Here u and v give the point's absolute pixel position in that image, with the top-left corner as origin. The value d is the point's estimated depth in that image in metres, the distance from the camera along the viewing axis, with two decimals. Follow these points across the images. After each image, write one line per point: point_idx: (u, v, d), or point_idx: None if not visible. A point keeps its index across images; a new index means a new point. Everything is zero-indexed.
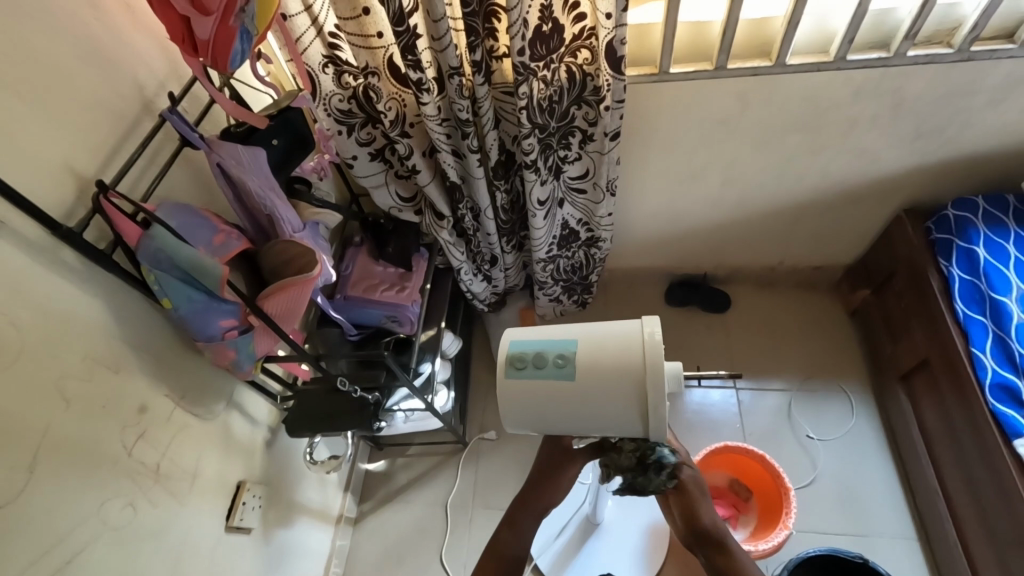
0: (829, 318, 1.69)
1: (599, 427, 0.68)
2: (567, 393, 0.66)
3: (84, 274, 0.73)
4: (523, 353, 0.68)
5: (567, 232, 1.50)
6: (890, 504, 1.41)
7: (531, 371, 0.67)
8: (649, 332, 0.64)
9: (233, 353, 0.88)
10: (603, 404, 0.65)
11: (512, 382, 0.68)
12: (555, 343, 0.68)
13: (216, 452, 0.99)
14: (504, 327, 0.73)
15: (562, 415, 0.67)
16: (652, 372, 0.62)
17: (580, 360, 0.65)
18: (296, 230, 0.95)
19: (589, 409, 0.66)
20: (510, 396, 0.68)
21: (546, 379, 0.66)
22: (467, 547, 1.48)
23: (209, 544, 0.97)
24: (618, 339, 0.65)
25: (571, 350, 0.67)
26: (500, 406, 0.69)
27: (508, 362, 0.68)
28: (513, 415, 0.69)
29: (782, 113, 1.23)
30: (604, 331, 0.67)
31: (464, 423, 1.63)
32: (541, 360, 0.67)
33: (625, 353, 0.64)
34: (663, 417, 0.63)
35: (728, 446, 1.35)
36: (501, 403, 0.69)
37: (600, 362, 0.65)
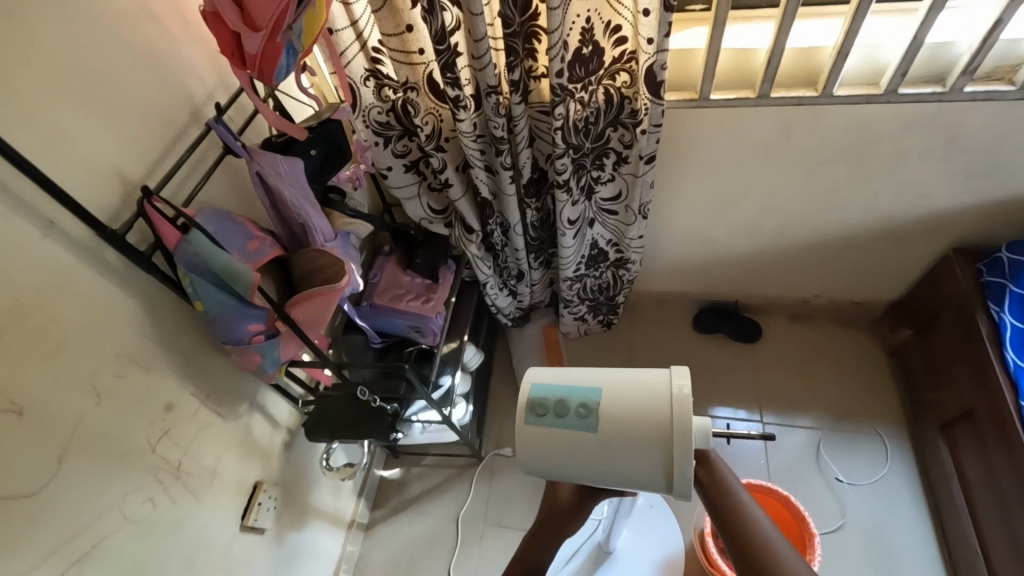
0: (866, 356, 1.62)
1: (620, 481, 0.66)
2: (588, 444, 0.64)
3: (125, 274, 0.76)
4: (544, 400, 0.67)
5: (597, 252, 1.48)
6: (923, 559, 1.33)
7: (551, 420, 0.66)
8: (677, 385, 0.63)
9: (258, 357, 0.90)
10: (625, 458, 0.63)
11: (532, 429, 0.67)
12: (577, 391, 0.66)
13: (236, 452, 1.01)
14: (527, 369, 0.73)
15: (582, 465, 0.66)
16: (678, 428, 0.61)
17: (603, 411, 0.64)
18: (327, 239, 0.97)
19: (610, 462, 0.64)
20: (529, 443, 0.67)
21: (567, 429, 0.65)
22: (476, 564, 1.46)
23: (223, 542, 0.99)
24: (644, 392, 0.64)
25: (594, 399, 0.65)
26: (518, 452, 0.68)
27: (528, 408, 0.67)
28: (530, 461, 0.68)
29: (826, 144, 1.19)
30: (629, 379, 0.65)
31: (480, 437, 1.63)
32: (563, 409, 0.65)
33: (651, 406, 0.63)
34: (688, 477, 0.61)
35: (752, 484, 1.31)
36: (519, 448, 0.68)
37: (624, 415, 0.63)
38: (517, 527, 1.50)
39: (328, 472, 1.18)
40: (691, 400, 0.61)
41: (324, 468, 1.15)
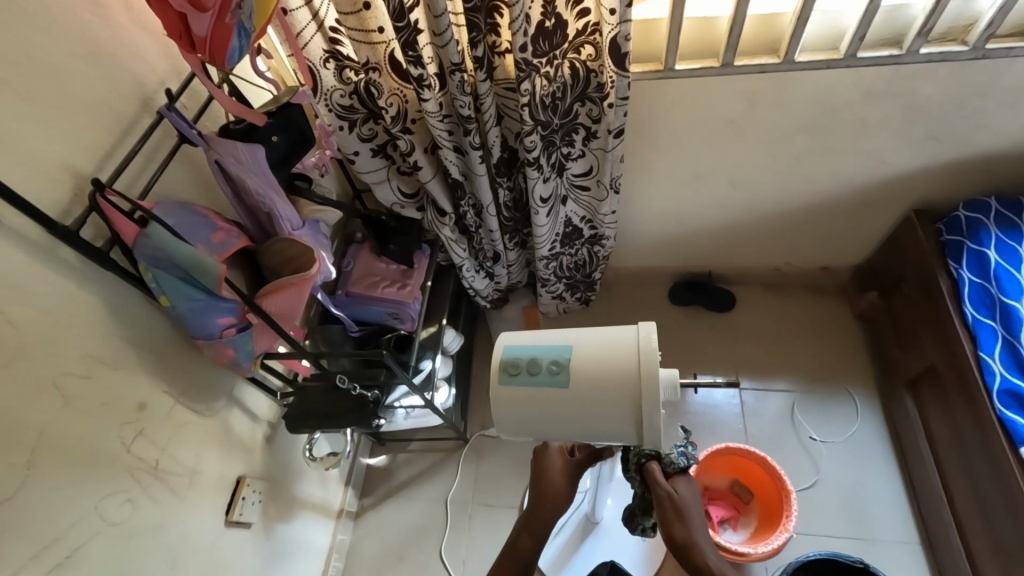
0: (834, 320, 1.67)
1: (593, 433, 0.67)
2: (560, 401, 0.65)
3: (83, 272, 0.73)
4: (516, 359, 0.67)
5: (571, 229, 1.48)
6: (893, 507, 1.40)
7: (523, 378, 0.66)
8: (644, 337, 0.63)
9: (232, 351, 0.88)
10: (595, 410, 0.64)
11: (505, 388, 0.67)
12: (548, 349, 0.67)
13: (216, 448, 0.99)
14: (499, 332, 0.73)
15: (556, 422, 0.67)
16: (646, 378, 0.62)
17: (574, 366, 0.65)
18: (294, 227, 0.94)
19: (582, 415, 0.65)
20: (502, 402, 0.68)
21: (539, 385, 0.66)
22: (467, 544, 1.48)
23: (209, 539, 0.98)
24: (613, 346, 0.65)
25: (565, 355, 0.66)
26: (493, 413, 0.69)
27: (501, 367, 0.68)
28: (506, 422, 0.69)
29: (791, 112, 1.21)
30: (598, 336, 0.66)
31: (465, 420, 1.64)
32: (535, 366, 0.66)
33: (621, 360, 0.63)
34: (657, 425, 0.62)
35: (729, 447, 1.34)
36: (495, 409, 0.68)
37: (594, 370, 0.64)
38: (506, 505, 1.52)
39: (312, 462, 1.16)
40: (658, 349, 0.62)
41: (308, 459, 1.14)
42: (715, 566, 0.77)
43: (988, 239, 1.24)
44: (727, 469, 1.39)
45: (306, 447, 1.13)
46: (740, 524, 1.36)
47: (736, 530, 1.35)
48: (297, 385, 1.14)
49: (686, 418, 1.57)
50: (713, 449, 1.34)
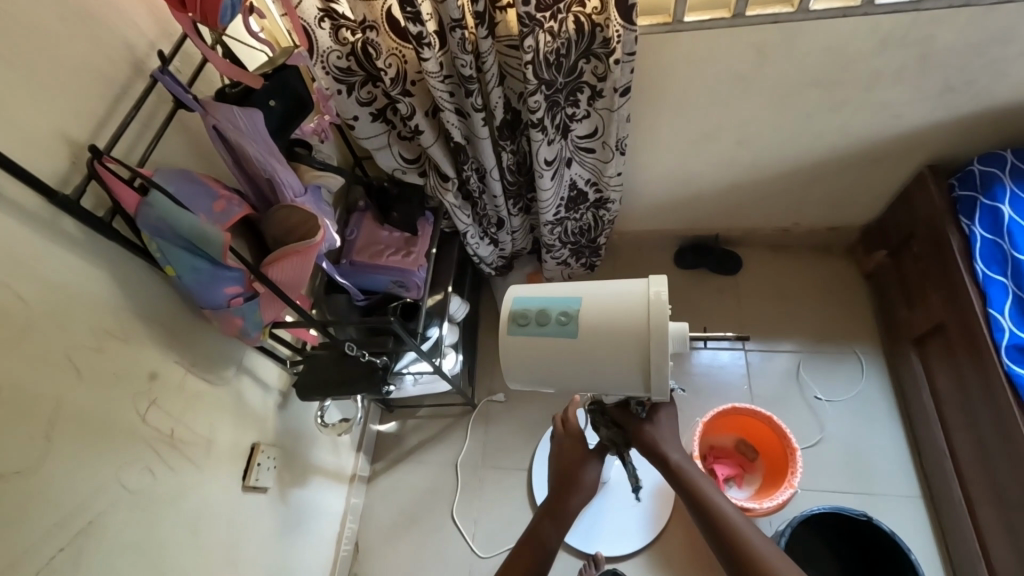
0: (841, 280, 1.67)
1: (601, 385, 0.67)
2: (568, 351, 0.65)
3: (87, 244, 0.72)
4: (525, 310, 0.67)
5: (576, 193, 1.46)
6: (897, 463, 1.42)
7: (531, 328, 0.66)
8: (655, 289, 0.62)
9: (240, 321, 0.89)
10: (603, 362, 0.64)
11: (513, 338, 0.67)
12: (558, 301, 0.66)
13: (229, 417, 1.00)
14: (509, 284, 0.72)
15: (561, 371, 0.67)
16: (655, 331, 0.61)
17: (583, 318, 0.64)
18: (297, 194, 0.93)
19: (590, 367, 0.65)
20: (508, 357, 0.69)
21: (547, 336, 0.66)
22: (478, 505, 1.52)
23: (226, 504, 1.00)
24: (622, 298, 0.64)
25: (575, 306, 0.65)
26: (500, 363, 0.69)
27: (510, 318, 0.68)
28: (512, 368, 0.69)
29: (802, 65, 1.17)
30: (608, 290, 0.65)
31: (472, 385, 1.66)
32: (544, 317, 0.66)
33: (631, 311, 0.63)
34: (665, 379, 0.62)
35: (734, 408, 1.35)
36: (502, 359, 0.69)
37: (602, 321, 0.64)
38: (514, 468, 1.56)
39: (324, 429, 1.16)
40: (669, 301, 0.61)
41: (320, 425, 1.16)
42: (676, 462, 0.85)
43: (1003, 193, 1.21)
44: (732, 428, 1.42)
45: (317, 413, 1.14)
46: (744, 482, 1.38)
47: (741, 487, 1.37)
48: (307, 354, 1.15)
49: (691, 379, 1.59)
50: (718, 410, 1.36)
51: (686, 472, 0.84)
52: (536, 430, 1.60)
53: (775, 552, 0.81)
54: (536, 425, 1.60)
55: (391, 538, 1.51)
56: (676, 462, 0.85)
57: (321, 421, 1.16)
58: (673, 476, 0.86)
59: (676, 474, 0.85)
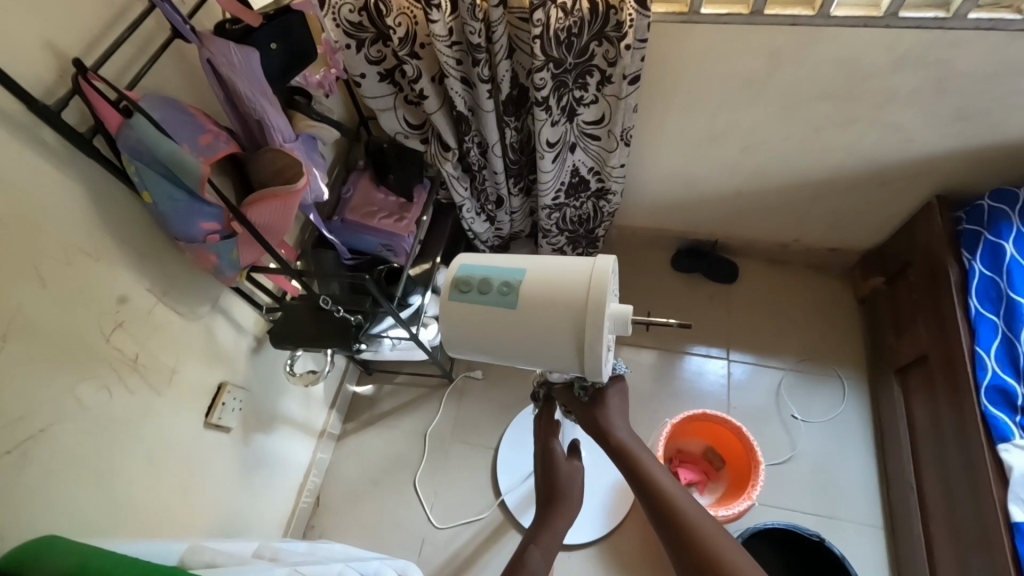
0: (835, 302, 1.65)
1: (540, 358, 0.69)
2: (506, 320, 0.67)
3: (66, 158, 0.73)
4: (468, 278, 0.69)
5: (577, 179, 1.44)
6: (863, 491, 1.41)
7: (473, 296, 0.68)
8: (599, 269, 0.64)
9: (215, 258, 0.89)
10: (540, 336, 0.66)
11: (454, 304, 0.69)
12: (501, 271, 0.68)
13: (197, 352, 1.02)
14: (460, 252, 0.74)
15: (500, 343, 0.69)
16: (592, 310, 0.63)
17: (523, 290, 0.66)
18: (286, 139, 0.93)
19: (528, 338, 0.67)
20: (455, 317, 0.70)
21: (487, 305, 0.68)
22: (441, 477, 1.54)
23: (185, 437, 1.01)
24: (565, 273, 0.65)
25: (517, 278, 0.67)
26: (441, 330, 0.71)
27: (453, 285, 0.70)
28: (454, 336, 0.71)
29: (818, 75, 1.14)
30: (553, 265, 0.67)
31: (452, 359, 1.67)
32: (486, 286, 0.68)
33: (572, 286, 0.64)
34: (597, 357, 0.64)
35: (705, 414, 1.34)
36: (444, 326, 0.70)
37: (541, 294, 0.65)
38: (482, 445, 1.57)
39: (291, 378, 1.16)
40: (610, 284, 0.63)
41: (287, 373, 1.16)
42: (623, 441, 0.89)
43: (1008, 231, 1.17)
44: (702, 435, 1.41)
45: (287, 362, 1.15)
46: (706, 489, 1.38)
47: (702, 494, 1.37)
48: (285, 302, 1.16)
49: (670, 382, 1.59)
50: (688, 414, 1.34)
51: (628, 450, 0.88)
52: (508, 411, 1.61)
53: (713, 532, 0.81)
54: (508, 406, 1.61)
55: (352, 497, 1.53)
56: (617, 440, 0.89)
57: (290, 369, 1.16)
58: (621, 456, 0.89)
59: (618, 452, 0.89)
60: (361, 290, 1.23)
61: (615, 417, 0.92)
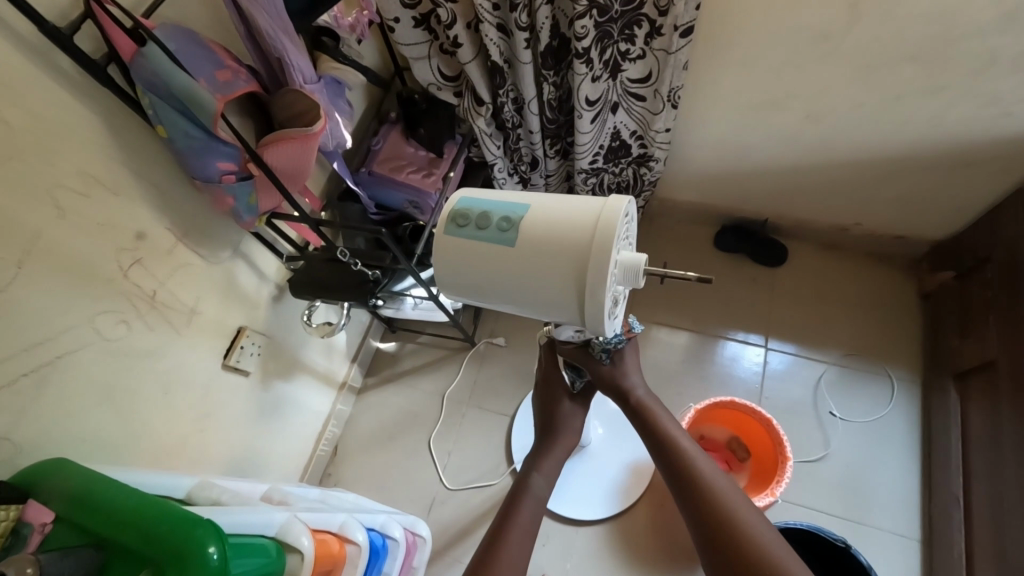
0: (892, 295, 1.51)
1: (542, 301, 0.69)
2: (502, 256, 0.68)
3: (83, 87, 0.72)
4: (467, 212, 0.71)
5: (617, 143, 1.35)
6: (901, 499, 1.30)
7: (470, 230, 0.70)
8: (608, 211, 0.63)
9: (231, 200, 0.88)
10: (541, 277, 0.66)
11: (449, 237, 0.71)
12: (503, 207, 0.69)
13: (217, 294, 1.02)
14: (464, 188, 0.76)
15: (496, 280, 0.70)
16: (596, 251, 0.63)
17: (524, 227, 0.67)
18: (307, 81, 0.90)
19: (526, 278, 0.67)
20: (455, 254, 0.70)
21: (485, 240, 0.69)
22: (456, 438, 1.54)
23: (202, 376, 1.03)
24: (572, 213, 0.66)
25: (519, 214, 0.68)
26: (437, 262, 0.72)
27: (451, 218, 0.71)
28: (452, 270, 0.72)
29: (904, 33, 1.00)
30: (558, 205, 0.67)
31: (475, 324, 1.65)
32: (485, 221, 0.69)
33: (577, 225, 0.64)
34: (597, 301, 0.64)
35: (733, 402, 1.26)
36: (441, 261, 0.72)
37: (542, 230, 0.66)
38: (499, 411, 1.55)
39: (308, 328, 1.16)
40: (618, 227, 0.62)
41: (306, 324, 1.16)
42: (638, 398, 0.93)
43: None
44: (727, 423, 1.33)
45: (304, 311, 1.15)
46: None
47: None
48: (308, 253, 1.15)
49: (699, 367, 1.51)
50: (715, 401, 1.27)
51: (647, 407, 0.93)
52: (528, 379, 1.58)
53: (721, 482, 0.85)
54: (528, 375, 1.59)
55: (368, 449, 1.56)
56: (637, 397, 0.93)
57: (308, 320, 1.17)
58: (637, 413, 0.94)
59: (638, 409, 0.93)
60: (383, 245, 1.21)
61: (636, 379, 0.94)
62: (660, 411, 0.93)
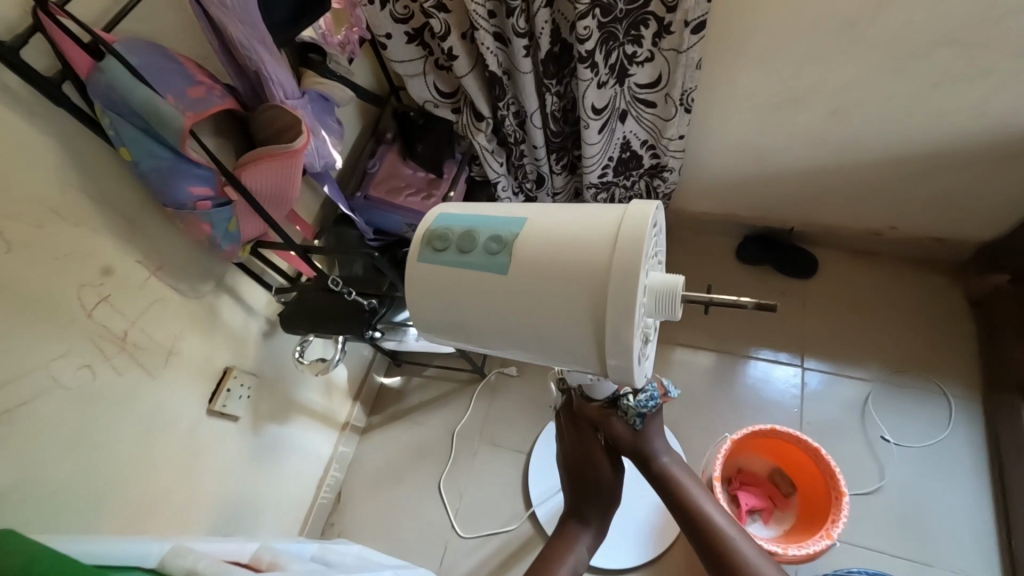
0: (939, 305, 1.39)
1: (547, 336, 0.59)
2: (497, 284, 0.59)
3: (36, 108, 0.66)
4: (447, 233, 0.63)
5: (627, 154, 1.27)
6: (972, 534, 1.15)
7: (452, 254, 0.62)
8: (629, 224, 0.54)
9: (209, 227, 0.80)
10: (548, 309, 0.57)
11: (426, 263, 0.63)
12: (491, 226, 0.61)
13: (199, 332, 0.94)
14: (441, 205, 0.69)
15: (495, 313, 0.60)
16: (615, 273, 0.53)
17: (516, 247, 0.59)
18: (289, 97, 0.83)
19: (532, 311, 0.58)
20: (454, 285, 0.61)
21: (472, 264, 0.60)
22: (468, 479, 1.41)
23: (184, 422, 0.94)
24: (585, 228, 0.56)
25: (510, 233, 0.60)
26: (424, 295, 0.64)
27: (428, 240, 0.63)
28: (444, 305, 0.63)
29: (940, 13, 0.91)
30: (567, 220, 0.58)
31: (484, 353, 1.55)
32: (469, 243, 0.61)
33: (593, 242, 0.55)
34: (622, 336, 0.53)
35: (774, 429, 1.12)
36: (430, 294, 0.63)
37: (546, 252, 0.57)
38: (514, 447, 1.43)
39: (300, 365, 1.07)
40: (645, 242, 0.52)
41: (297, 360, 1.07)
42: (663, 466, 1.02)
43: None
44: (767, 453, 1.20)
45: (296, 345, 1.06)
46: (771, 519, 1.18)
47: (766, 524, 1.17)
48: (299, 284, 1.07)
49: (730, 391, 1.38)
50: (752, 429, 1.14)
51: (670, 474, 1.02)
52: (544, 411, 1.47)
53: (741, 538, 0.98)
54: (544, 406, 1.47)
55: (374, 493, 1.44)
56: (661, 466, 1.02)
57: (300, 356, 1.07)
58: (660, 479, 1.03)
59: (661, 477, 1.02)
60: (381, 272, 1.12)
61: (659, 445, 1.02)
62: (680, 470, 1.04)
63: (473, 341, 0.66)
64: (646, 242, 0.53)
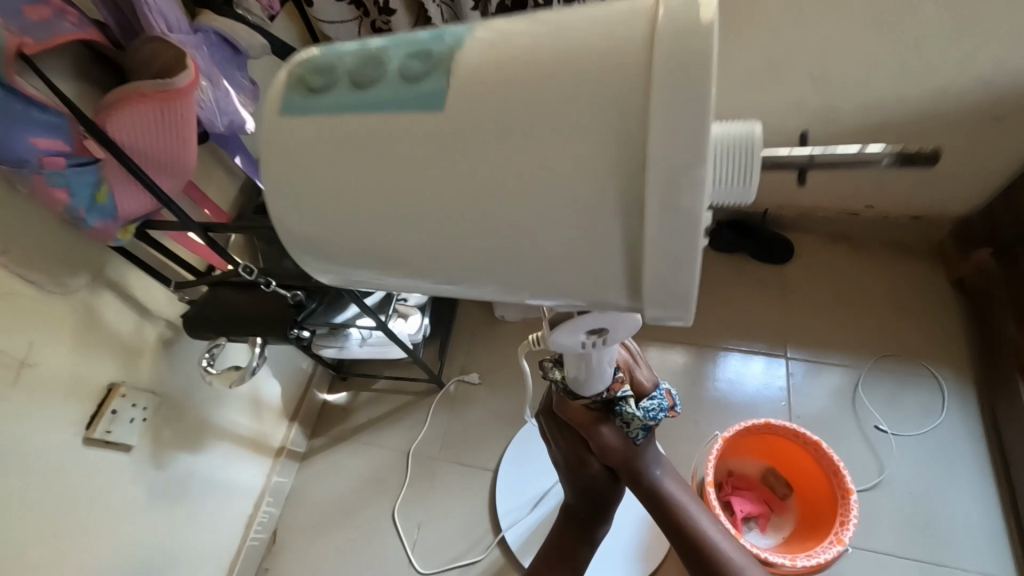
0: (920, 286, 1.33)
1: (544, 246, 0.37)
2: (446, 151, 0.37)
3: None
4: (335, 66, 0.42)
5: None
6: (980, 529, 1.06)
7: (343, 96, 0.40)
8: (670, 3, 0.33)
9: (65, 195, 0.62)
10: (542, 192, 0.35)
11: (305, 118, 0.41)
12: (403, 44, 0.40)
13: (66, 340, 0.74)
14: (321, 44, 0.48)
15: (458, 207, 0.38)
16: (659, 101, 0.32)
17: (455, 63, 0.37)
18: (173, 30, 0.67)
19: (523, 193, 0.36)
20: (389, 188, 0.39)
21: (378, 106, 0.39)
22: (426, 505, 1.23)
23: (46, 457, 0.73)
24: (593, 33, 0.34)
25: (440, 49, 0.39)
26: (332, 180, 0.41)
27: (301, 84, 0.42)
28: (367, 197, 0.40)
29: None
30: (559, 24, 0.36)
31: (442, 361, 1.38)
32: (377, 73, 0.39)
33: (611, 56, 0.33)
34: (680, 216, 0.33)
35: (769, 424, 1.01)
36: (354, 194, 0.40)
37: (528, 75, 0.35)
38: (479, 465, 1.26)
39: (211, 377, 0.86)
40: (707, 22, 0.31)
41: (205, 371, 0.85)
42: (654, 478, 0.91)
43: None
44: (760, 453, 1.08)
45: (205, 352, 0.86)
46: (769, 527, 1.05)
47: (763, 533, 1.04)
48: (209, 280, 0.89)
49: (713, 387, 1.27)
50: (745, 425, 1.02)
51: (662, 485, 0.91)
52: (511, 421, 1.31)
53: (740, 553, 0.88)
54: (511, 416, 1.31)
55: (315, 529, 1.22)
56: (652, 476, 0.91)
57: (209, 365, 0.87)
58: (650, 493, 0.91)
59: (652, 489, 0.90)
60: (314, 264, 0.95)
61: (648, 457, 0.91)
62: (673, 484, 0.92)
63: (425, 276, 0.43)
64: (713, 48, 0.31)
